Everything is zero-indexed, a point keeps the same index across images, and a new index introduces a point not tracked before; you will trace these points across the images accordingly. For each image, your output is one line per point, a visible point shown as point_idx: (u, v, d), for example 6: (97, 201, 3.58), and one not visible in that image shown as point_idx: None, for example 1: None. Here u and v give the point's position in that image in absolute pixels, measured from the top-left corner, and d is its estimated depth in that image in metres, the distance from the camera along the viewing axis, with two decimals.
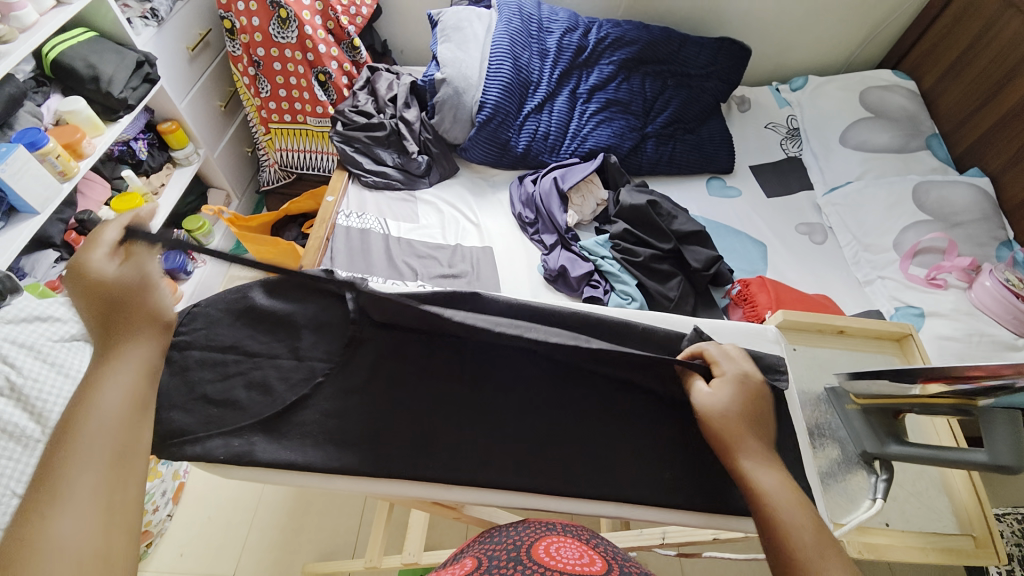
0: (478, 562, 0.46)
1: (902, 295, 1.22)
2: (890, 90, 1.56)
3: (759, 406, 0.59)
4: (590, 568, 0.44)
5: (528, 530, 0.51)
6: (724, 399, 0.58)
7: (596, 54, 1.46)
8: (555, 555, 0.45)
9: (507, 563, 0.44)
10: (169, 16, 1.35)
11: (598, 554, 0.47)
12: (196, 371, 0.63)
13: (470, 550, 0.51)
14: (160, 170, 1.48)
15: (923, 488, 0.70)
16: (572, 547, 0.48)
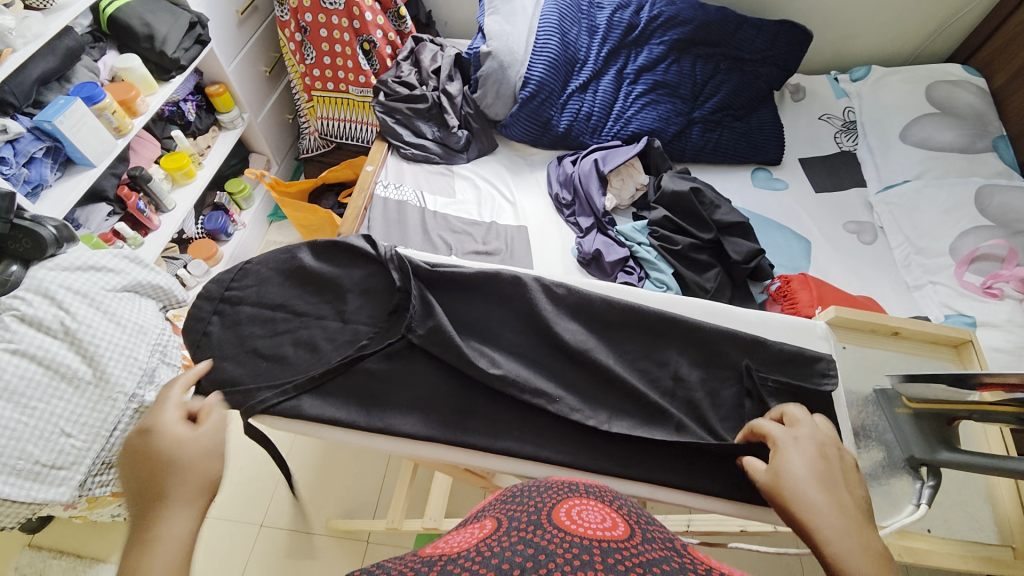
0: (498, 524, 0.42)
1: (954, 302, 1.16)
2: (961, 85, 1.46)
3: (835, 474, 0.48)
4: (612, 532, 0.40)
5: (552, 489, 0.46)
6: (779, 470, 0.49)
7: (646, 34, 1.41)
8: (576, 519, 0.41)
9: (526, 525, 0.40)
10: None
11: (622, 518, 0.43)
12: (247, 326, 0.66)
13: (490, 508, 0.47)
14: (207, 133, 1.52)
15: (967, 497, 0.68)
16: (595, 510, 0.44)
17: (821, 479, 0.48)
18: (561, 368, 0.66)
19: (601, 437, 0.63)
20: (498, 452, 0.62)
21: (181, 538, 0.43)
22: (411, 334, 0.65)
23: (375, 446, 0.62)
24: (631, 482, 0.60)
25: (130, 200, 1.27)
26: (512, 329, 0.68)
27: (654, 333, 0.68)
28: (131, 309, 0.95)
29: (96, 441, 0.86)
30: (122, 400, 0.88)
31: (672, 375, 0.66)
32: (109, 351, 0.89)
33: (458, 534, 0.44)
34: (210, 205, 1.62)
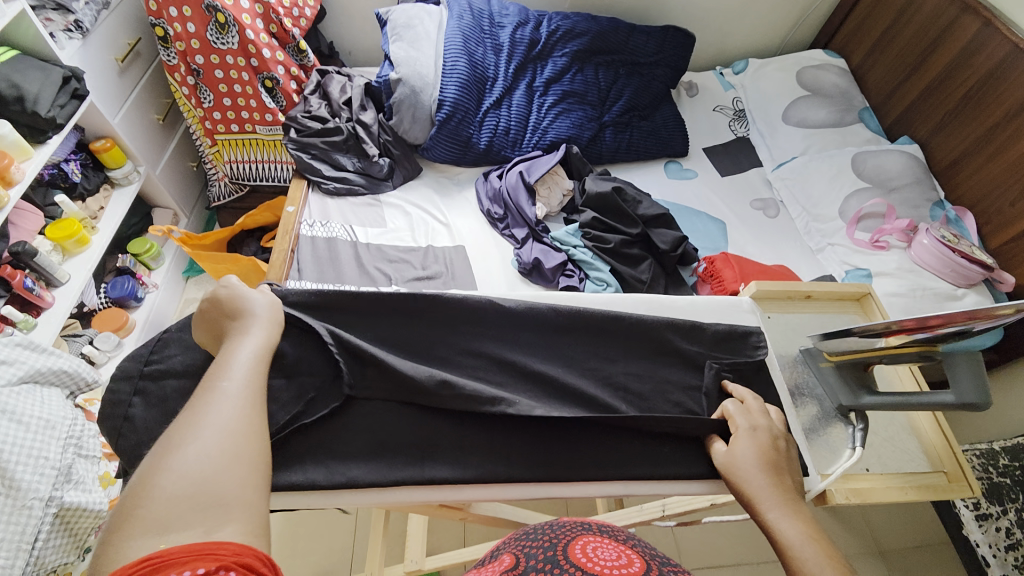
0: (516, 560, 0.48)
1: (852, 258, 1.30)
2: (824, 69, 1.66)
3: (782, 459, 0.55)
4: (628, 570, 0.44)
5: (564, 526, 0.52)
6: (735, 452, 0.56)
7: (548, 47, 1.47)
8: (592, 556, 0.46)
9: (544, 563, 0.46)
10: (94, 27, 1.25)
11: (635, 553, 0.47)
12: (177, 399, 0.60)
13: (506, 546, 0.53)
14: (97, 192, 1.38)
15: (894, 432, 0.75)
16: (610, 547, 0.48)
17: (770, 463, 0.53)
18: (519, 383, 0.66)
19: (573, 444, 0.62)
20: (473, 482, 0.59)
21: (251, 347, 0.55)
22: (348, 389, 0.61)
23: (341, 503, 0.58)
24: (605, 483, 0.61)
25: (14, 278, 1.12)
26: (462, 354, 0.67)
27: (601, 332, 0.70)
28: (32, 403, 0.85)
29: (20, 556, 0.74)
30: (40, 507, 0.77)
31: (626, 370, 0.68)
32: (15, 453, 0.77)
33: (480, 571, 0.49)
34: (113, 270, 1.46)
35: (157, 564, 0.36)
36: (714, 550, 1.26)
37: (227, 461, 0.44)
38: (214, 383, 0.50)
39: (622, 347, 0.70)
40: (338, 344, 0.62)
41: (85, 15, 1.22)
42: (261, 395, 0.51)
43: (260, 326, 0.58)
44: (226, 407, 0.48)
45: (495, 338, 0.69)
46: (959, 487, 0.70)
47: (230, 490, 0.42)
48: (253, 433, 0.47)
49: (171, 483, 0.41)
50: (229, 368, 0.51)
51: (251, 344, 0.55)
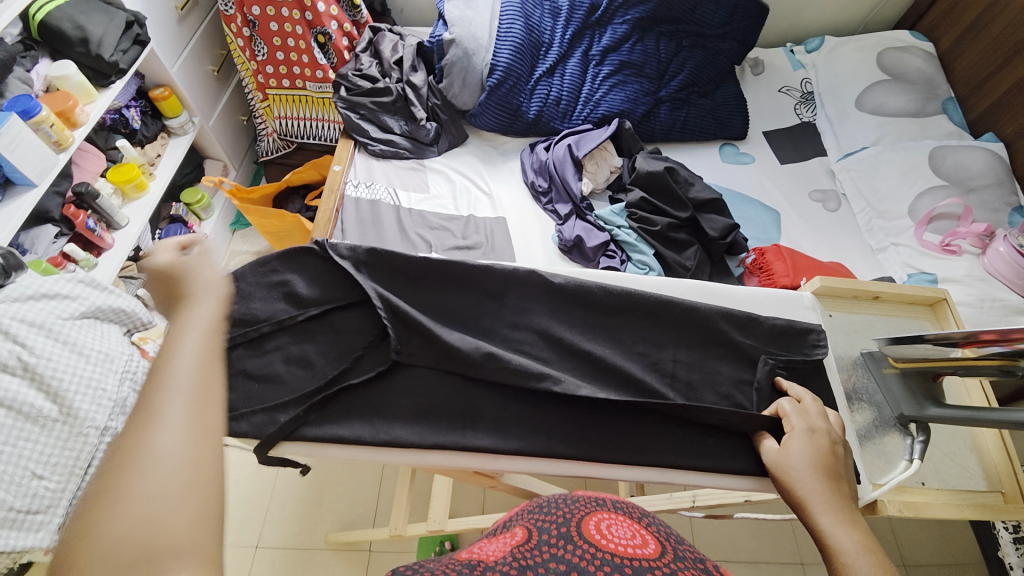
0: (528, 534, 0.45)
1: (916, 261, 1.22)
2: (909, 51, 1.52)
3: (839, 466, 0.53)
4: (642, 550, 0.42)
5: (579, 501, 0.50)
6: (790, 454, 0.54)
7: (609, 13, 1.40)
8: (606, 534, 0.44)
9: (557, 539, 0.43)
10: None
11: (650, 534, 0.46)
12: (233, 346, 0.62)
13: (519, 518, 0.50)
14: (155, 140, 1.43)
15: (956, 447, 0.70)
16: (624, 525, 0.46)
17: (825, 467, 0.52)
18: (562, 361, 0.65)
19: (612, 427, 0.62)
20: (512, 454, 0.60)
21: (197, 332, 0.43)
22: (393, 354, 0.62)
23: (383, 460, 0.60)
24: (643, 468, 0.60)
25: (78, 219, 1.18)
26: (506, 326, 0.67)
27: (651, 316, 0.68)
28: (93, 337, 0.89)
29: (71, 481, 0.80)
30: (95, 435, 0.83)
31: (674, 357, 0.66)
32: (75, 384, 0.83)
33: (491, 542, 0.48)
34: (167, 217, 1.52)
35: None
36: (731, 544, 1.26)
37: (165, 500, 0.33)
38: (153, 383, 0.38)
39: (670, 334, 0.68)
40: (387, 309, 0.63)
41: None
42: (206, 401, 0.38)
43: (211, 305, 0.46)
44: (160, 426, 0.36)
45: (542, 313, 0.68)
46: (1015, 510, 0.66)
47: (178, 528, 0.32)
48: (200, 446, 0.36)
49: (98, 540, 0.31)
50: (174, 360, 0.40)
51: (200, 320, 0.44)
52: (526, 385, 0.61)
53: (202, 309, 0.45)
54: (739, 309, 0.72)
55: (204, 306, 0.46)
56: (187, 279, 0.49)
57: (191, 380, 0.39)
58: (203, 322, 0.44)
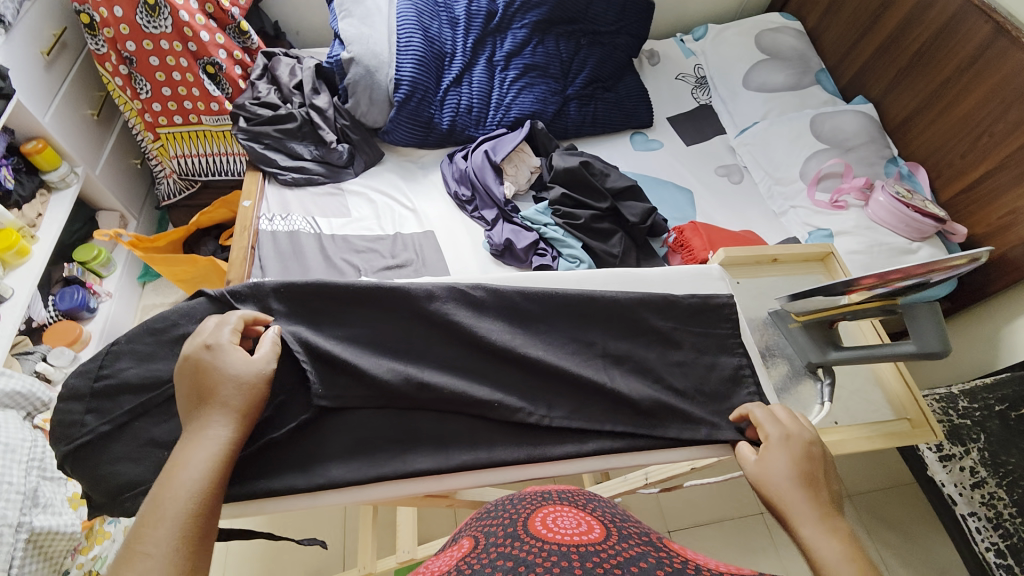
0: (475, 541, 0.47)
1: (813, 220, 1.34)
2: (781, 31, 1.67)
3: (816, 469, 0.54)
4: (588, 536, 0.45)
5: (525, 500, 0.52)
6: (770, 463, 0.56)
7: (507, 19, 1.43)
8: (552, 526, 0.47)
9: (505, 539, 0.46)
10: (16, 21, 1.14)
11: (595, 519, 0.49)
12: (137, 418, 0.57)
13: (467, 528, 0.52)
14: (33, 199, 1.27)
15: (860, 385, 0.81)
16: (570, 515, 0.50)
17: (804, 477, 0.53)
18: (496, 370, 0.65)
19: (551, 424, 0.64)
20: (456, 469, 0.60)
21: (202, 460, 0.49)
22: (319, 400, 0.60)
23: (324, 503, 0.58)
24: (586, 459, 0.63)
25: None
26: (437, 344, 0.66)
27: (578, 312, 0.70)
28: None
29: None
30: (9, 533, 0.76)
31: (603, 346, 0.69)
32: None
33: (439, 557, 0.48)
34: (60, 280, 1.37)
35: None
36: (696, 508, 1.32)
37: None
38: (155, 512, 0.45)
39: (596, 324, 0.70)
40: (306, 352, 0.60)
41: (7, 7, 1.12)
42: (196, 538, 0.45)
43: (222, 428, 0.51)
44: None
45: (472, 324, 0.67)
46: (921, 432, 0.76)
47: None
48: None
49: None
50: (171, 491, 0.46)
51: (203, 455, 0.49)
52: (459, 404, 0.62)
53: (213, 432, 0.50)
54: (656, 290, 0.75)
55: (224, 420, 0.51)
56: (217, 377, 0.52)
57: (186, 512, 0.46)
58: (210, 444, 0.50)
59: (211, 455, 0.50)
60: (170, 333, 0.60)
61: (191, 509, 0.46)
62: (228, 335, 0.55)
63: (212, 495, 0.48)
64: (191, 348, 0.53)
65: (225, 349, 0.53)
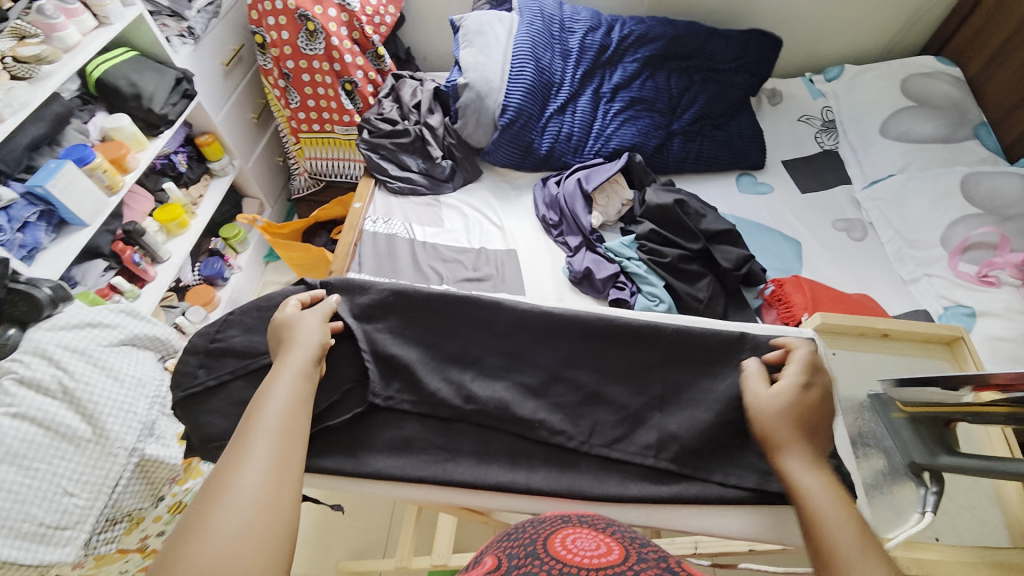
0: (498, 562, 0.44)
1: (951, 293, 1.15)
2: (934, 77, 1.48)
3: (815, 409, 0.58)
4: (606, 559, 0.42)
5: (545, 521, 0.49)
6: (773, 397, 0.59)
7: (619, 53, 1.45)
8: (571, 548, 0.44)
9: (526, 561, 0.43)
10: (204, 34, 1.41)
11: (614, 541, 0.46)
12: (234, 379, 0.66)
13: (489, 549, 0.49)
14: (199, 181, 1.55)
15: (975, 501, 0.79)
16: (589, 537, 0.46)
17: (799, 413, 0.57)
18: (549, 400, 0.65)
19: (592, 464, 0.63)
20: (494, 489, 0.61)
21: (289, 381, 0.56)
22: (374, 397, 0.63)
23: (368, 490, 0.62)
24: (625, 505, 0.61)
25: (125, 254, 1.29)
26: (493, 364, 0.67)
27: (638, 359, 0.67)
28: (129, 363, 0.98)
29: (99, 498, 0.88)
30: (124, 455, 0.91)
31: (663, 393, 0.66)
32: (107, 407, 0.91)
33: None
34: (206, 251, 1.64)
35: None
36: None
37: (247, 521, 0.44)
38: (247, 434, 0.51)
39: (659, 371, 0.67)
40: (371, 351, 0.65)
41: (198, 22, 1.38)
42: (289, 441, 0.52)
43: (303, 355, 0.59)
44: (245, 470, 0.48)
45: (530, 347, 0.67)
46: None
47: (256, 551, 0.43)
48: (275, 498, 0.47)
49: (181, 572, 0.40)
50: (264, 411, 0.53)
51: (284, 389, 0.55)
52: (503, 423, 0.63)
53: (296, 358, 0.58)
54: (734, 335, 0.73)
55: (304, 350, 0.59)
56: (289, 331, 0.61)
57: (280, 422, 0.53)
58: (295, 367, 0.57)
59: (295, 377, 0.57)
60: (268, 311, 0.69)
61: (281, 423, 0.53)
62: (289, 308, 0.64)
63: (299, 411, 0.55)
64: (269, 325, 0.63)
65: (290, 314, 0.62)
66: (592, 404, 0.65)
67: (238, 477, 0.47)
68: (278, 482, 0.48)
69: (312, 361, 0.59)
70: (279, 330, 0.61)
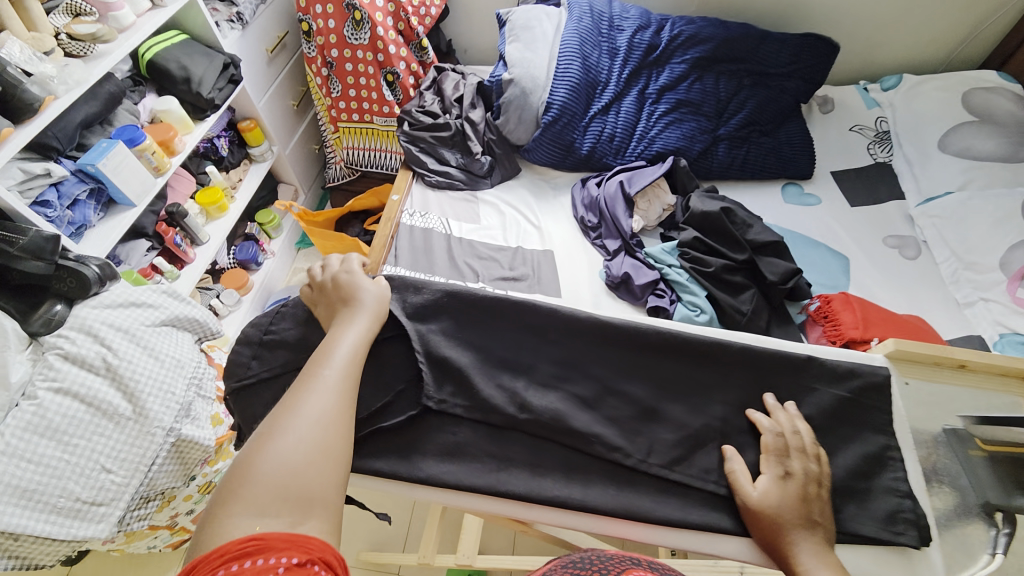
0: None
1: (1009, 320, 1.10)
2: (996, 93, 1.42)
3: (813, 500, 0.57)
4: None
5: (614, 559, 0.49)
6: (770, 491, 0.57)
7: (667, 53, 1.41)
8: None
9: None
10: (252, 20, 1.42)
11: None
12: (287, 372, 0.66)
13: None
14: (238, 166, 1.57)
15: None
16: None
17: (803, 508, 0.56)
18: (607, 409, 0.65)
19: (644, 485, 0.62)
20: (545, 502, 0.60)
21: (354, 330, 0.59)
22: (428, 401, 0.63)
23: (411, 494, 0.62)
24: (675, 531, 0.61)
25: (168, 236, 1.31)
26: (545, 374, 0.66)
27: (697, 377, 0.66)
28: (169, 343, 1.00)
29: (135, 477, 0.89)
30: (160, 435, 0.92)
31: (716, 413, 0.65)
32: (147, 386, 0.92)
33: None
34: (241, 235, 1.66)
35: (262, 544, 0.40)
36: None
37: (316, 446, 0.48)
38: (314, 372, 0.55)
39: (710, 391, 0.66)
40: (425, 353, 0.64)
41: (247, 8, 1.39)
42: (354, 382, 0.55)
43: (367, 309, 0.62)
44: (315, 400, 0.51)
45: (585, 358, 0.66)
46: None
47: (323, 473, 0.47)
48: (339, 431, 0.51)
49: (259, 478, 0.44)
50: (333, 351, 0.56)
51: (352, 335, 0.59)
52: (557, 435, 0.63)
53: (361, 310, 0.61)
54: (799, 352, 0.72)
55: (368, 306, 0.62)
56: (354, 285, 0.64)
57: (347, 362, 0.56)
58: (361, 318, 0.61)
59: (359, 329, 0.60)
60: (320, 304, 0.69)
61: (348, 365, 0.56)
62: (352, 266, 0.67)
63: (363, 357, 0.58)
64: (329, 276, 0.66)
65: (354, 271, 0.65)
66: (650, 422, 0.65)
67: (309, 405, 0.51)
68: (343, 416, 0.52)
69: (376, 315, 0.62)
70: (341, 283, 0.64)
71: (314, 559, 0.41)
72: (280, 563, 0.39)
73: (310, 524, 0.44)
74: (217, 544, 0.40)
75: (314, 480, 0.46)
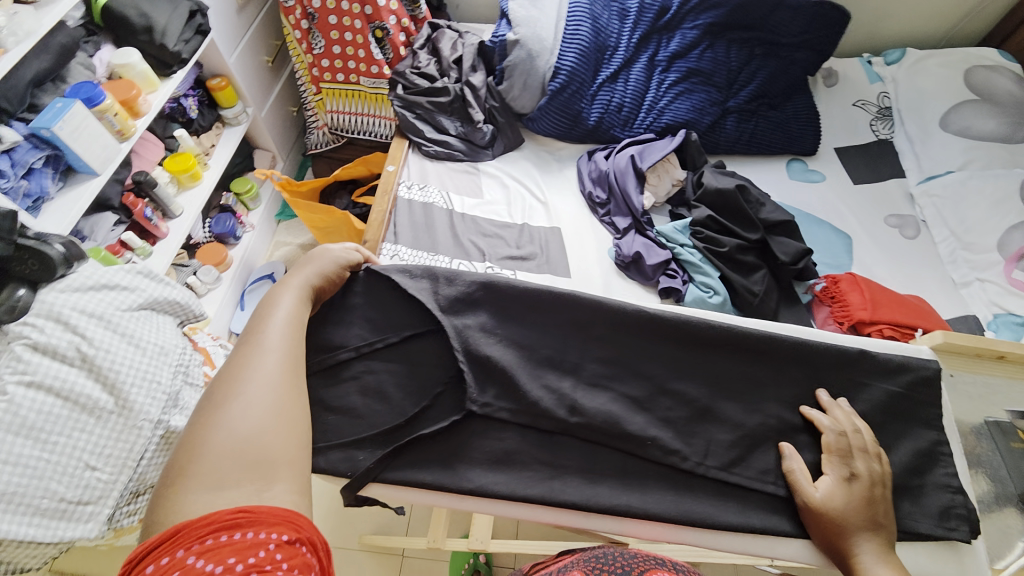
0: None
1: (1005, 301, 1.13)
2: (997, 71, 1.42)
3: (878, 504, 0.59)
4: None
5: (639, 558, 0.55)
6: (834, 494, 0.60)
7: (678, 17, 1.33)
8: None
9: None
10: None
11: None
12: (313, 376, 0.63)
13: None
14: (210, 129, 1.42)
15: None
16: None
17: (868, 513, 0.58)
18: (655, 405, 0.67)
19: (688, 485, 0.64)
20: (594, 506, 0.61)
21: (291, 301, 0.59)
22: (472, 404, 0.64)
23: (458, 505, 0.62)
24: (717, 533, 0.63)
25: (136, 207, 1.17)
26: (586, 376, 0.67)
27: (737, 374, 0.69)
28: (149, 329, 0.87)
29: (123, 472, 0.79)
30: (148, 428, 0.81)
31: (747, 409, 0.67)
32: (130, 376, 0.81)
33: None
34: (217, 207, 1.52)
35: (247, 515, 0.42)
36: None
37: (266, 418, 0.49)
38: (252, 343, 0.55)
39: (746, 393, 0.68)
40: (465, 354, 0.65)
41: None
42: (295, 353, 0.56)
43: (309, 279, 0.62)
44: (257, 374, 0.52)
45: (629, 356, 0.68)
46: None
47: (277, 442, 0.49)
48: (289, 401, 0.52)
49: (209, 453, 0.45)
50: (270, 324, 0.56)
51: (289, 307, 0.59)
52: (613, 439, 0.64)
53: (301, 280, 0.61)
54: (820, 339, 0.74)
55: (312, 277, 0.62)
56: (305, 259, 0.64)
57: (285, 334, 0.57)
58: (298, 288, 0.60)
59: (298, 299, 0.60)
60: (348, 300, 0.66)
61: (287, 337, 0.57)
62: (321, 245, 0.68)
63: (301, 328, 0.59)
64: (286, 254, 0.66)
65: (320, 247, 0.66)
66: (702, 421, 0.67)
67: (251, 378, 0.51)
68: (288, 387, 0.53)
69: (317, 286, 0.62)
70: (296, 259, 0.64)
71: (303, 538, 0.43)
72: (270, 539, 0.41)
73: (273, 489, 0.46)
74: (180, 518, 0.41)
75: (268, 449, 0.48)
